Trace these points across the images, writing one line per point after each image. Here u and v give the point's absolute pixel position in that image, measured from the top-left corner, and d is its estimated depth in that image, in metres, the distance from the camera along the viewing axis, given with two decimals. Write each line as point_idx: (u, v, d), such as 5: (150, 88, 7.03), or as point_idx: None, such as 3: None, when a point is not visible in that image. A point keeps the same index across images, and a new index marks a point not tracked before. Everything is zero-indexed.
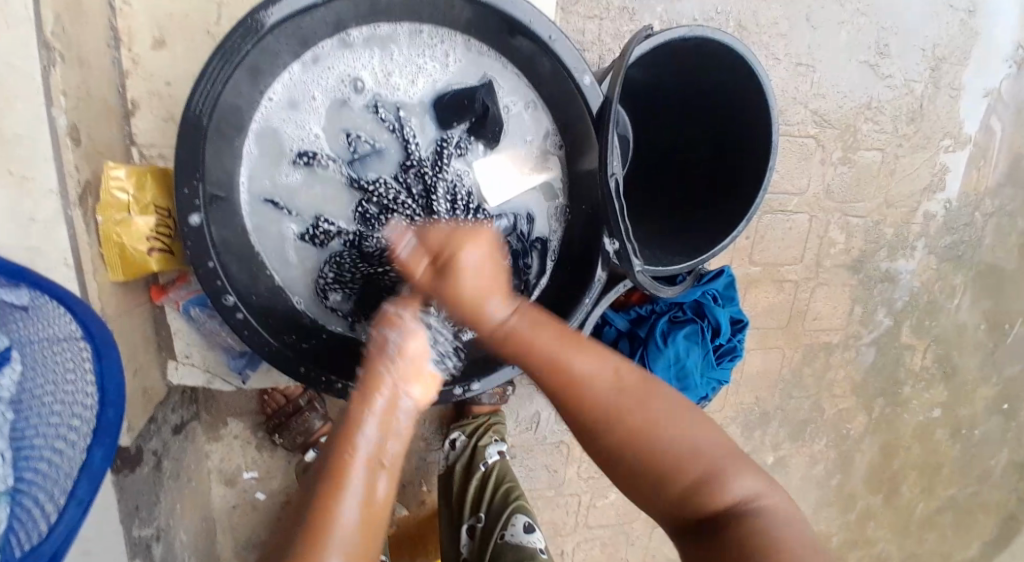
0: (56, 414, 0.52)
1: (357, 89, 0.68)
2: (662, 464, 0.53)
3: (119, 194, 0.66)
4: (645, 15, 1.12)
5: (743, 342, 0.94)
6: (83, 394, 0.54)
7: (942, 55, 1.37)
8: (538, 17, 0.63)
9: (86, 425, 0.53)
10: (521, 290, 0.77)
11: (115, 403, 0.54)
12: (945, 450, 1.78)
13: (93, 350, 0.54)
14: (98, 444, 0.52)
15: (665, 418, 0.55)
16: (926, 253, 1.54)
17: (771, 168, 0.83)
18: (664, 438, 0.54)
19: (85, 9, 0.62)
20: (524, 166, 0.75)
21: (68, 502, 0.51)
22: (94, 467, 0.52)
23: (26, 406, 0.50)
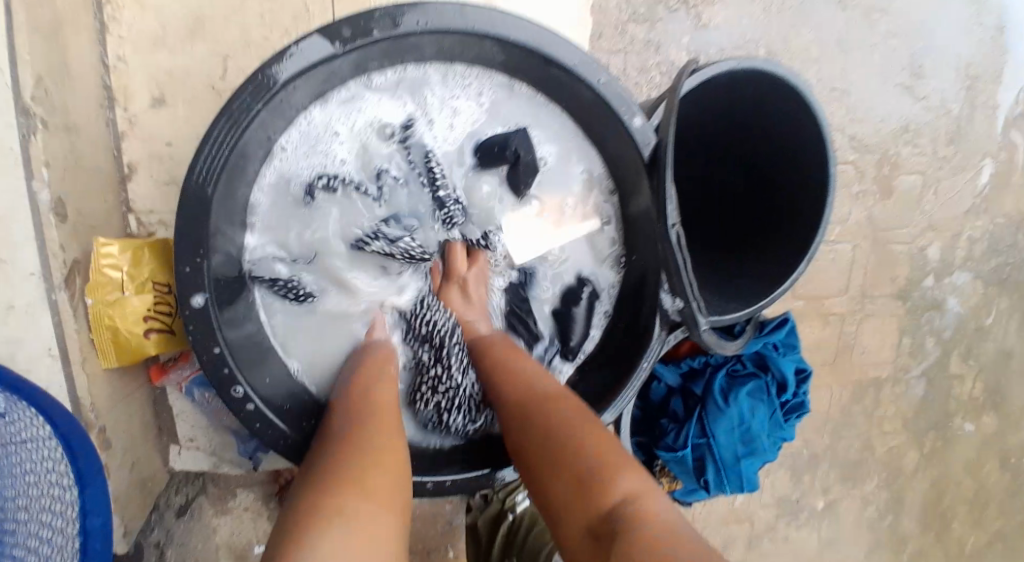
0: None
1: (386, 132, 0.65)
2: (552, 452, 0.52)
3: (111, 272, 0.59)
4: (670, 47, 1.06)
5: (810, 395, 0.84)
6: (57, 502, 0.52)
7: (975, 73, 1.30)
8: (578, 56, 0.56)
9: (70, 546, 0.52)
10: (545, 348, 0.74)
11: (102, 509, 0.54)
12: (1003, 483, 1.66)
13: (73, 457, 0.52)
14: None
15: (559, 423, 0.54)
16: (973, 278, 1.45)
17: (830, 201, 0.74)
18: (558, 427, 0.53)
19: (75, 68, 0.56)
20: (572, 221, 0.72)
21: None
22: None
23: None
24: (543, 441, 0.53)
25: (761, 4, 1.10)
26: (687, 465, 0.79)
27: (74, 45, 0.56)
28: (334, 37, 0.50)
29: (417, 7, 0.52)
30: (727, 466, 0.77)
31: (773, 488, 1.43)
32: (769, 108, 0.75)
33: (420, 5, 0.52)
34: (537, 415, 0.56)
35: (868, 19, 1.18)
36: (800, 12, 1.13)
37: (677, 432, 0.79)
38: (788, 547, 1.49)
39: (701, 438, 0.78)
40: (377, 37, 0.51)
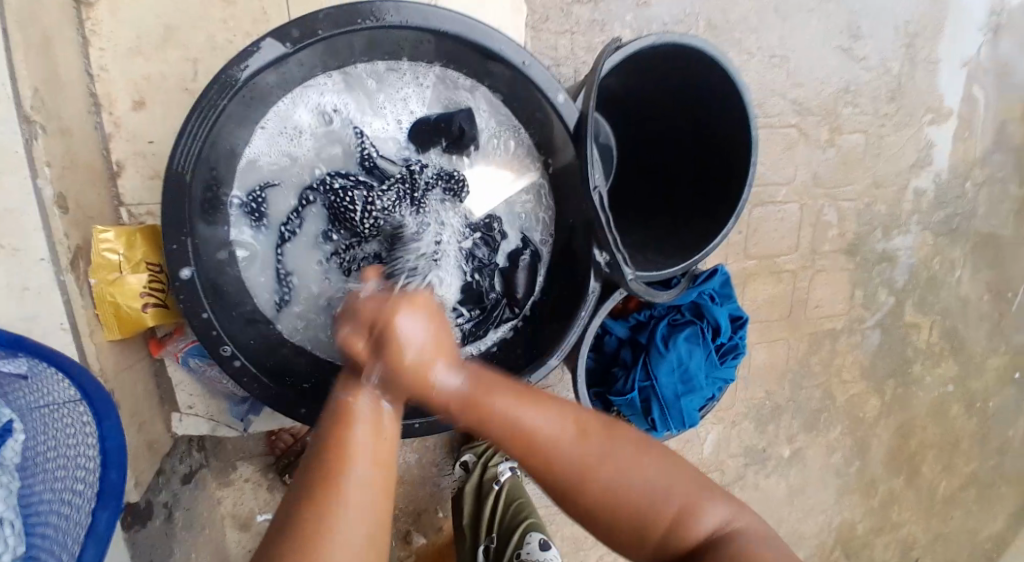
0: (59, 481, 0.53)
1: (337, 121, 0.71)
2: (628, 506, 0.50)
3: (110, 255, 0.67)
4: (615, 25, 1.13)
5: (745, 338, 0.93)
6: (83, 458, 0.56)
7: (914, 31, 1.38)
8: (506, 44, 0.64)
9: (91, 492, 0.55)
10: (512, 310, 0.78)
11: (115, 465, 0.56)
12: (960, 423, 1.77)
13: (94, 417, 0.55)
14: (104, 508, 0.55)
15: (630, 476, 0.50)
16: (921, 229, 1.54)
17: (752, 173, 0.82)
18: (633, 479, 0.51)
19: (63, 77, 0.62)
20: (506, 171, 0.77)
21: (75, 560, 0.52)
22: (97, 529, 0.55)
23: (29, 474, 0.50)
24: (589, 494, 0.50)
25: None
26: (636, 407, 0.88)
27: (60, 56, 0.63)
28: (286, 39, 0.57)
29: (360, 9, 0.59)
30: (669, 404, 0.87)
31: (741, 438, 1.53)
32: (703, 84, 0.83)
33: (362, 7, 0.59)
34: (587, 471, 0.50)
35: None
36: None
37: (626, 377, 0.89)
38: (757, 494, 1.61)
39: (646, 382, 0.87)
40: (322, 36, 0.58)
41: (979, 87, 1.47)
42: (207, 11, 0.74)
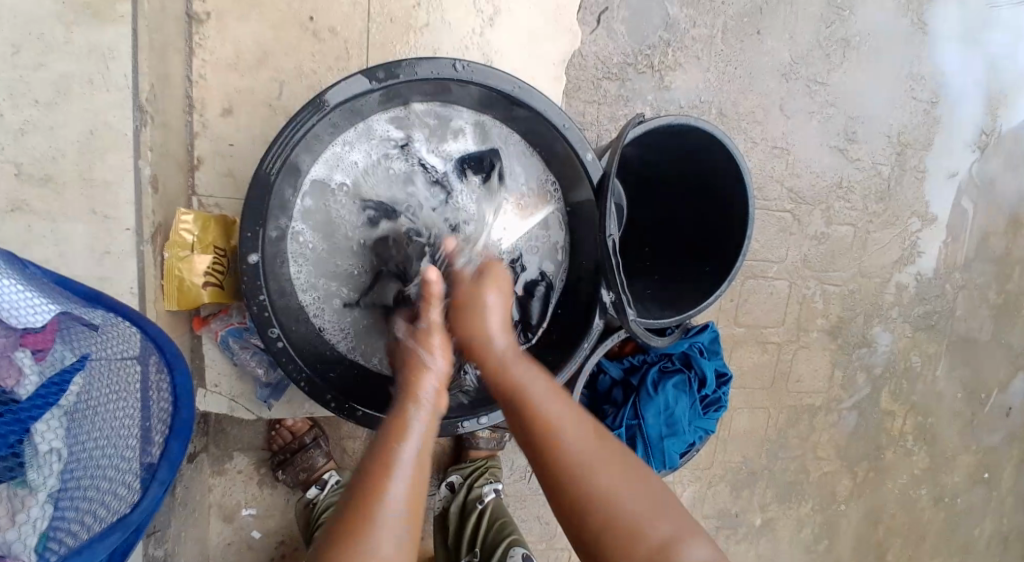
0: (124, 418, 0.57)
1: (387, 150, 0.78)
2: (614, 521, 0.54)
3: (186, 235, 0.76)
4: (638, 102, 1.27)
5: (728, 395, 1.00)
6: (158, 401, 0.62)
7: (906, 141, 1.52)
8: (551, 105, 0.73)
9: (162, 427, 0.62)
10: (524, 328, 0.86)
11: (186, 404, 0.63)
12: (930, 516, 1.81)
13: (165, 365, 0.62)
14: (176, 439, 0.62)
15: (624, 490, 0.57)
16: (901, 321, 1.64)
17: (745, 253, 0.93)
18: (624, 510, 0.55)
19: (171, 80, 0.75)
20: (526, 208, 0.84)
21: (149, 481, 0.58)
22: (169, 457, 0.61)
23: (83, 414, 0.52)
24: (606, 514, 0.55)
25: (715, 72, 1.31)
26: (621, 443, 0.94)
27: (171, 63, 0.76)
28: (373, 77, 0.67)
29: (435, 63, 0.69)
30: (653, 444, 0.93)
31: (714, 500, 1.57)
32: (715, 166, 0.94)
33: (437, 60, 0.69)
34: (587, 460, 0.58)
35: (808, 91, 1.40)
36: (749, 80, 1.35)
37: (615, 415, 0.96)
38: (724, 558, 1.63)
39: (633, 421, 0.94)
40: (402, 79, 0.68)
41: (969, 201, 1.61)
42: (299, 43, 0.86)
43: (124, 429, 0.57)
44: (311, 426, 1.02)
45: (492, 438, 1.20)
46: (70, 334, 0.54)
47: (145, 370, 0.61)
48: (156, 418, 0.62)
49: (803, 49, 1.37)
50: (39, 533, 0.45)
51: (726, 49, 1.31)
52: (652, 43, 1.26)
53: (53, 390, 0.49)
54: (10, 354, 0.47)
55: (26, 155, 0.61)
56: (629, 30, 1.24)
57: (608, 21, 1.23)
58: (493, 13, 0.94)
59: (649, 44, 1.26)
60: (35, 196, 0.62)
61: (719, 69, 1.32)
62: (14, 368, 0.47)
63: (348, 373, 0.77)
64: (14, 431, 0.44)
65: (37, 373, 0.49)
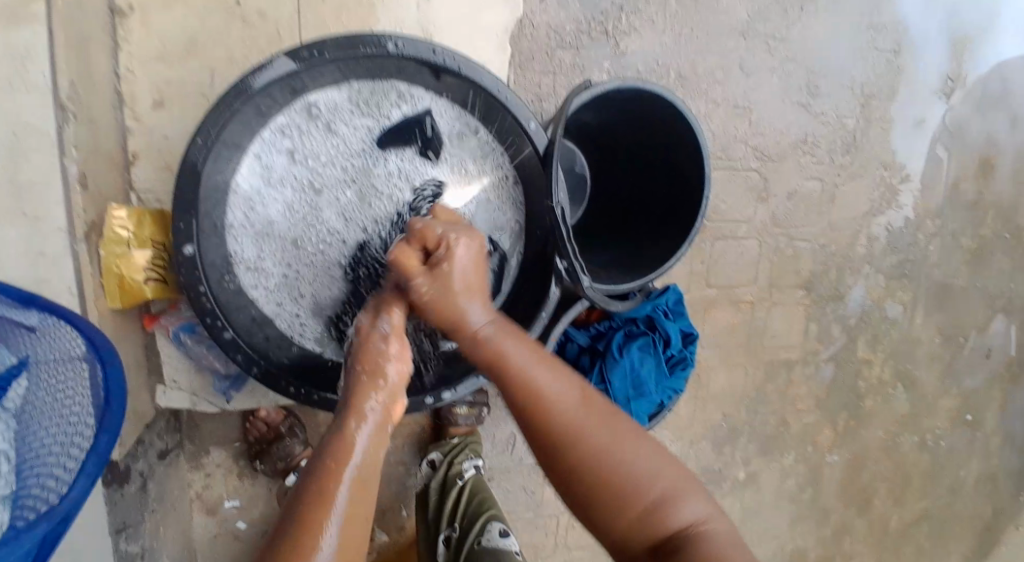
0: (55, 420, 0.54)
1: (323, 127, 0.75)
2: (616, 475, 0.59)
3: (122, 231, 0.76)
4: (594, 69, 1.26)
5: (695, 353, 1.01)
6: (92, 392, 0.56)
7: (870, 92, 1.52)
8: (487, 74, 0.75)
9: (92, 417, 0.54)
10: (485, 300, 0.84)
11: (118, 395, 0.56)
12: (914, 460, 1.85)
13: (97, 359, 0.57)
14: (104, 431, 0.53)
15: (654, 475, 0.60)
16: (873, 272, 1.66)
17: (702, 217, 0.92)
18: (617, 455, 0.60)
19: (95, 75, 0.74)
20: (470, 175, 0.82)
21: (78, 475, 0.51)
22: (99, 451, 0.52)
23: (27, 418, 0.54)
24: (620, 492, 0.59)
25: (671, 34, 1.30)
26: None
27: (93, 57, 0.75)
28: (297, 58, 0.67)
29: (362, 38, 0.69)
30: (621, 407, 0.94)
31: (698, 459, 1.60)
32: (669, 129, 0.94)
33: (364, 37, 0.69)
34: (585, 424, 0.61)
35: (767, 46, 1.39)
36: (706, 39, 1.33)
37: (583, 381, 0.97)
38: None
39: (600, 386, 0.95)
40: (328, 58, 0.68)
41: (943, 147, 1.62)
42: (228, 28, 0.84)
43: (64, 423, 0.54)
44: (285, 415, 1.03)
45: (471, 414, 1.20)
46: (9, 340, 0.56)
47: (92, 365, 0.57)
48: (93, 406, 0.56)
49: (759, 4, 1.36)
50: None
51: (681, 10, 1.30)
52: (604, 8, 1.24)
53: None
54: None
55: None
56: None
57: None
58: None
59: (601, 9, 1.24)
60: None
61: (676, 31, 1.30)
62: None
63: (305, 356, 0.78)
64: None
65: None
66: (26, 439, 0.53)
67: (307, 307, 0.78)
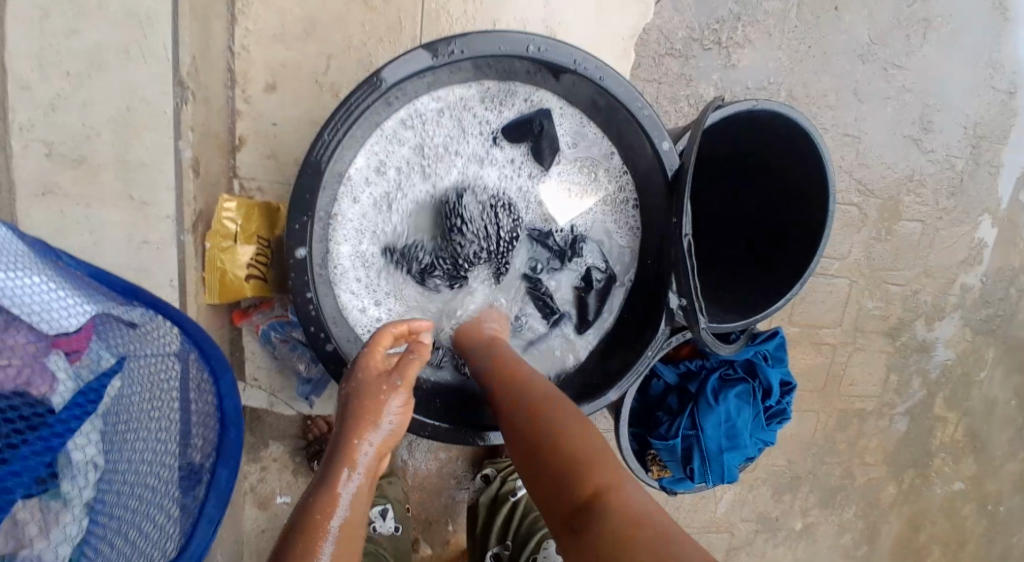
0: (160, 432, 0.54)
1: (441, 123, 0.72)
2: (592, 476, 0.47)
3: (229, 224, 0.74)
4: (702, 82, 1.17)
5: (791, 405, 0.93)
6: (201, 415, 0.58)
7: (981, 134, 1.40)
8: (630, 88, 0.66)
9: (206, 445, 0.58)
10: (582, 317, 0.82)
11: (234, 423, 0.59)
12: (975, 528, 1.73)
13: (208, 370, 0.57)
14: (223, 465, 0.57)
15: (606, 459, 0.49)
16: (964, 325, 1.54)
17: (818, 258, 0.85)
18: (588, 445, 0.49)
19: (211, 52, 0.72)
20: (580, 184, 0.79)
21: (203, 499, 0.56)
22: (217, 484, 0.57)
23: (116, 423, 0.49)
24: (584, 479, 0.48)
25: (787, 51, 1.20)
26: (676, 454, 0.89)
27: (212, 34, 0.72)
28: (434, 53, 0.61)
29: (502, 35, 0.62)
30: (711, 457, 0.87)
31: (755, 503, 1.52)
32: (790, 157, 0.86)
33: (505, 34, 0.62)
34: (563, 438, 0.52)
35: (885, 73, 1.28)
36: (823, 60, 1.23)
37: (670, 423, 0.90)
38: None
39: (690, 431, 0.88)
40: (464, 56, 0.61)
41: None
42: (347, 11, 0.80)
43: (162, 432, 0.54)
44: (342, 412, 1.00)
45: None
46: (106, 334, 0.50)
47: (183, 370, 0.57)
48: (199, 431, 0.58)
49: (883, 26, 1.25)
50: (73, 542, 0.43)
51: (800, 25, 1.20)
52: (721, 17, 1.15)
53: (88, 398, 0.46)
54: (42, 359, 0.43)
55: (57, 134, 0.60)
56: (697, 2, 1.14)
57: None
58: None
59: (717, 18, 1.15)
60: (68, 180, 0.61)
61: (792, 47, 1.21)
62: (48, 376, 0.43)
63: None
64: (48, 450, 0.41)
65: (71, 377, 0.45)
66: (115, 448, 0.48)
67: (402, 306, 0.76)
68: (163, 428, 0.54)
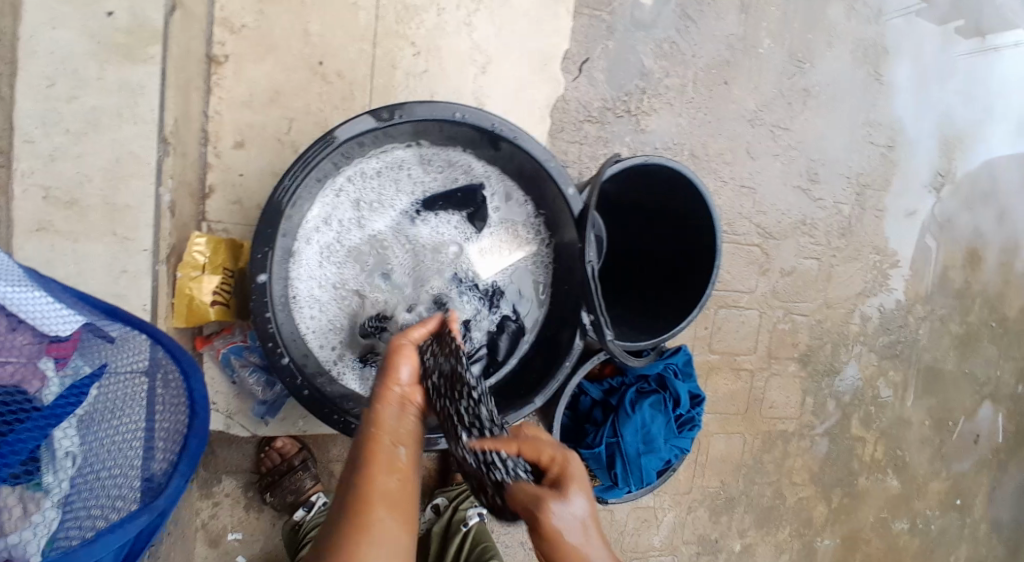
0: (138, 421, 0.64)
1: (389, 184, 0.87)
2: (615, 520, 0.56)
3: (199, 256, 0.86)
4: (616, 143, 1.37)
5: (701, 414, 1.06)
6: (172, 407, 0.69)
7: (865, 181, 1.65)
8: (541, 145, 0.81)
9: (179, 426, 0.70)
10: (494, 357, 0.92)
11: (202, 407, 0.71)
12: (904, 543, 1.85)
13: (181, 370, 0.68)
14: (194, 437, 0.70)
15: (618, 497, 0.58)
16: (866, 350, 1.73)
17: (712, 286, 0.99)
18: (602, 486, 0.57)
19: (188, 115, 0.86)
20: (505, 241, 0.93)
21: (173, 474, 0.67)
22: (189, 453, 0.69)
23: (94, 424, 0.56)
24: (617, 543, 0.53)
25: (687, 116, 1.42)
26: (601, 461, 1.00)
27: (190, 101, 0.87)
28: (376, 117, 0.74)
29: (432, 103, 0.76)
30: (631, 461, 0.98)
31: (694, 526, 1.61)
32: (683, 202, 1.03)
33: (436, 103, 0.76)
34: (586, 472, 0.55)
35: (772, 135, 1.52)
36: (719, 124, 1.46)
37: (596, 433, 1.02)
38: None
39: (612, 439, 0.99)
40: (400, 119, 0.75)
41: (932, 237, 1.73)
42: (308, 85, 0.98)
43: (133, 430, 0.63)
44: (300, 448, 1.05)
45: None
46: (88, 347, 0.58)
47: (152, 384, 0.66)
48: (169, 418, 0.69)
49: (766, 97, 1.50)
50: (47, 535, 0.49)
51: (697, 96, 1.43)
52: (629, 90, 1.37)
53: (75, 395, 0.54)
54: (36, 360, 0.52)
55: (55, 180, 0.70)
56: (608, 78, 1.35)
57: (588, 69, 1.33)
58: (485, 61, 1.08)
59: (627, 91, 1.36)
60: (60, 218, 0.71)
61: (692, 114, 1.43)
62: (38, 375, 0.51)
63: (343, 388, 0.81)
64: (38, 433, 0.49)
65: (58, 380, 0.53)
66: (94, 444, 0.56)
67: (337, 339, 0.86)
68: (134, 428, 0.63)
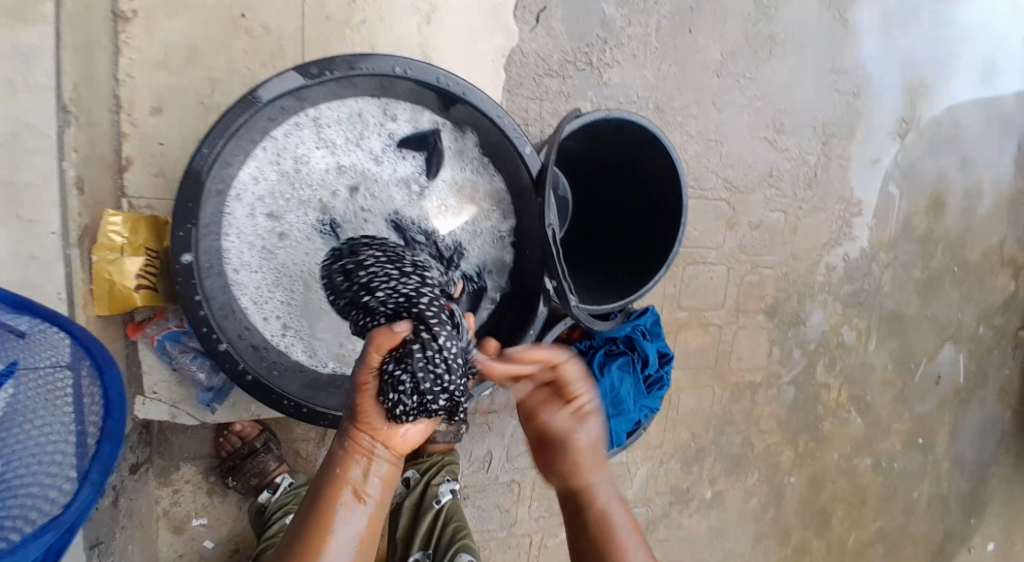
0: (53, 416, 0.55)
1: (337, 129, 0.78)
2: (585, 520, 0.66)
3: (115, 236, 0.80)
4: (578, 98, 1.31)
5: (670, 373, 1.05)
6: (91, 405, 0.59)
7: (830, 131, 1.63)
8: (493, 102, 0.76)
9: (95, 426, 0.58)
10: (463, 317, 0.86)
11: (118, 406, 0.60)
12: (869, 483, 1.94)
13: (97, 366, 0.60)
14: (107, 439, 0.58)
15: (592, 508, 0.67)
16: (832, 300, 1.75)
17: (678, 242, 0.97)
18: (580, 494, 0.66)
19: (96, 79, 0.79)
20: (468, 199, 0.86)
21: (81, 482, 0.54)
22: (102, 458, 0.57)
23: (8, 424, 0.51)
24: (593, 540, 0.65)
25: (651, 68, 1.37)
26: None
27: (96, 62, 0.79)
28: (306, 74, 0.68)
29: (369, 58, 0.70)
30: None
31: (667, 477, 1.64)
32: (646, 158, 1.00)
33: (374, 58, 0.70)
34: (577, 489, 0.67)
35: (737, 85, 1.47)
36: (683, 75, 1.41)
37: None
38: (678, 534, 1.71)
39: None
40: (336, 76, 0.69)
41: (894, 186, 1.74)
42: (229, 41, 0.90)
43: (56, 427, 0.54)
44: (260, 430, 1.01)
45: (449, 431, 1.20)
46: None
47: (76, 379, 0.58)
48: (90, 419, 0.58)
49: (731, 45, 1.44)
50: None
51: (661, 46, 1.37)
52: (590, 40, 1.30)
53: None
54: None
55: None
56: (568, 28, 1.28)
57: (546, 18, 1.25)
58: (430, 10, 1.02)
59: (587, 41, 1.30)
60: None
61: (656, 64, 1.37)
62: None
63: (288, 365, 0.79)
64: None
65: None
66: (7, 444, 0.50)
67: (282, 305, 0.80)
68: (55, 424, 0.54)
